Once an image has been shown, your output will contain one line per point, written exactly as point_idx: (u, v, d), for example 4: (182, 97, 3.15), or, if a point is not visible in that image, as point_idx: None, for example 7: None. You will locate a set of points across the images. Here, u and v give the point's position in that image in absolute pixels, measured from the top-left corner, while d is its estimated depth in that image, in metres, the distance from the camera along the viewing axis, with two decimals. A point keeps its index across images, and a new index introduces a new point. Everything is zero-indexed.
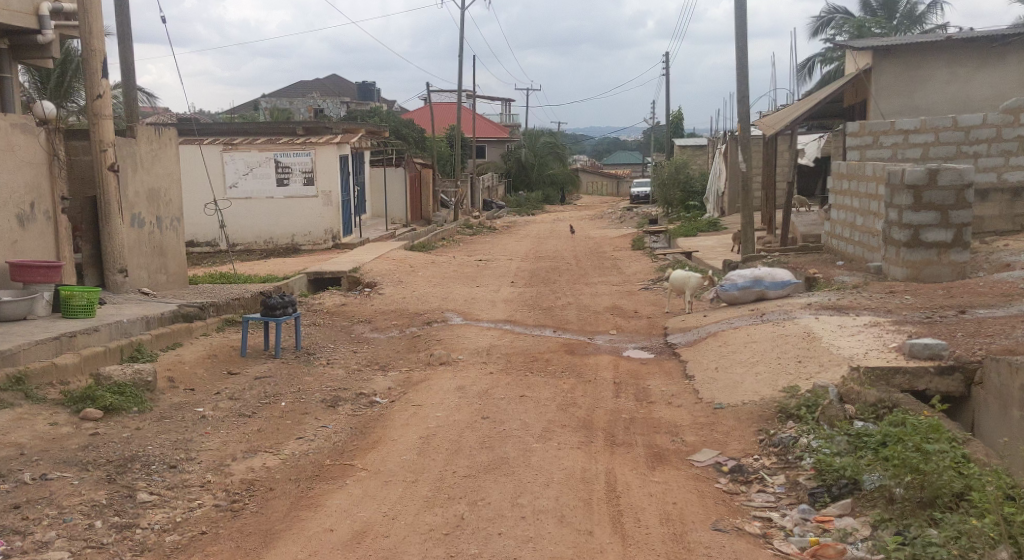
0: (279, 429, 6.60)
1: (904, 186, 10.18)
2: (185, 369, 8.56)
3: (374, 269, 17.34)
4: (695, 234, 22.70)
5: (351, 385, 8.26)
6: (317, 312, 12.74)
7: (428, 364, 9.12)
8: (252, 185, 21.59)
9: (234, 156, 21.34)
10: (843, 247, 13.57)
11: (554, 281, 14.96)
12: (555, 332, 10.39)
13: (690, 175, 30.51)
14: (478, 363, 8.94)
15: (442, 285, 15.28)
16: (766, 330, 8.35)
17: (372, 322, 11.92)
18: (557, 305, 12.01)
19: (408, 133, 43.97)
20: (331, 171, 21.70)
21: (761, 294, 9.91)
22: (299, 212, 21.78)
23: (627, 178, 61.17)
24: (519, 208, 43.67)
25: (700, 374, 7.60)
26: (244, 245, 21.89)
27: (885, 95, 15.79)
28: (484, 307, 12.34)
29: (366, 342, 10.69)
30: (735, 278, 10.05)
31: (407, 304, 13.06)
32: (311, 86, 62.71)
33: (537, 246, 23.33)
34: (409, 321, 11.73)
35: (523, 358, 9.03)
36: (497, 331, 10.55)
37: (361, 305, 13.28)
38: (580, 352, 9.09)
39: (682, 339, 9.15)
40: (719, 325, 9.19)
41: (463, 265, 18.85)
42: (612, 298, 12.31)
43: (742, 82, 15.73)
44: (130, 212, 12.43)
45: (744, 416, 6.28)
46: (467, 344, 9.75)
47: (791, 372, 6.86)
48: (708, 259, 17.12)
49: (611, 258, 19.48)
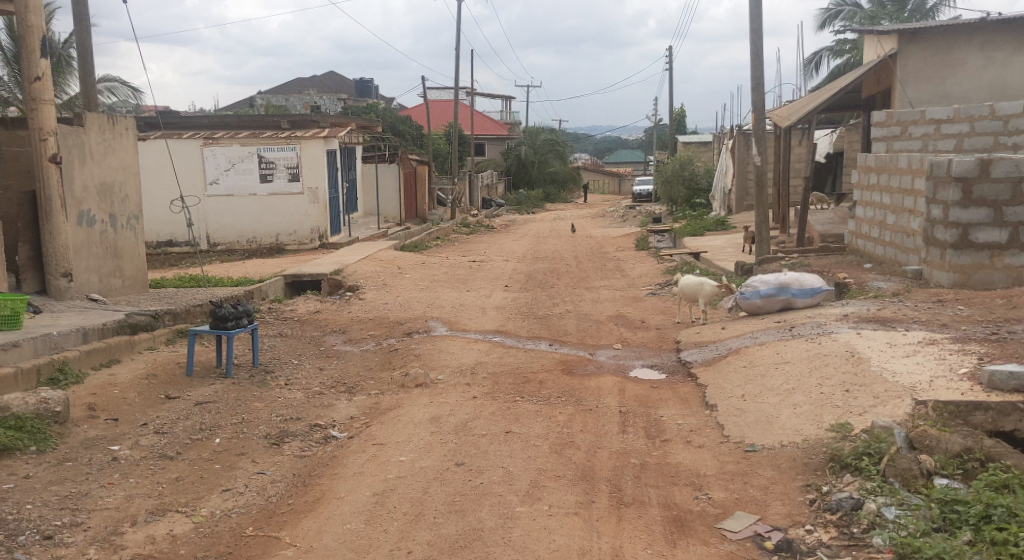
0: (203, 477, 5.32)
1: (951, 179, 8.89)
2: (113, 395, 7.25)
3: (358, 271, 16.03)
4: (702, 233, 21.39)
5: (306, 414, 6.95)
6: (287, 321, 11.42)
7: (401, 386, 7.81)
8: (233, 181, 20.28)
9: (215, 151, 20.05)
10: (871, 248, 12.27)
11: (551, 285, 13.65)
12: (552, 345, 9.09)
13: (695, 172, 29.15)
14: (460, 386, 7.63)
15: (429, 289, 13.97)
16: (799, 348, 7.05)
17: (346, 333, 10.61)
18: (555, 314, 10.67)
19: (406, 129, 42.67)
20: (318, 167, 20.23)
21: (788, 302, 8.62)
22: (283, 210, 20.46)
23: (628, 176, 59.81)
24: (519, 206, 42.33)
25: (724, 403, 6.30)
26: (225, 245, 20.62)
27: (913, 83, 14.49)
28: (472, 316, 11.02)
29: (337, 358, 9.38)
30: (758, 284, 8.72)
31: (387, 313, 11.73)
32: (307, 82, 61.41)
33: (535, 246, 22.00)
34: (388, 333, 10.41)
35: (512, 380, 7.72)
36: (485, 344, 9.24)
37: (337, 313, 11.97)
38: (580, 372, 7.78)
39: (698, 356, 7.84)
40: (742, 340, 7.88)
41: (455, 267, 17.52)
42: (616, 306, 10.99)
43: (757, 69, 14.41)
44: (77, 209, 11.11)
45: (784, 464, 4.98)
46: (448, 361, 8.44)
47: (839, 406, 5.56)
48: (720, 260, 15.80)
49: (614, 259, 18.15)
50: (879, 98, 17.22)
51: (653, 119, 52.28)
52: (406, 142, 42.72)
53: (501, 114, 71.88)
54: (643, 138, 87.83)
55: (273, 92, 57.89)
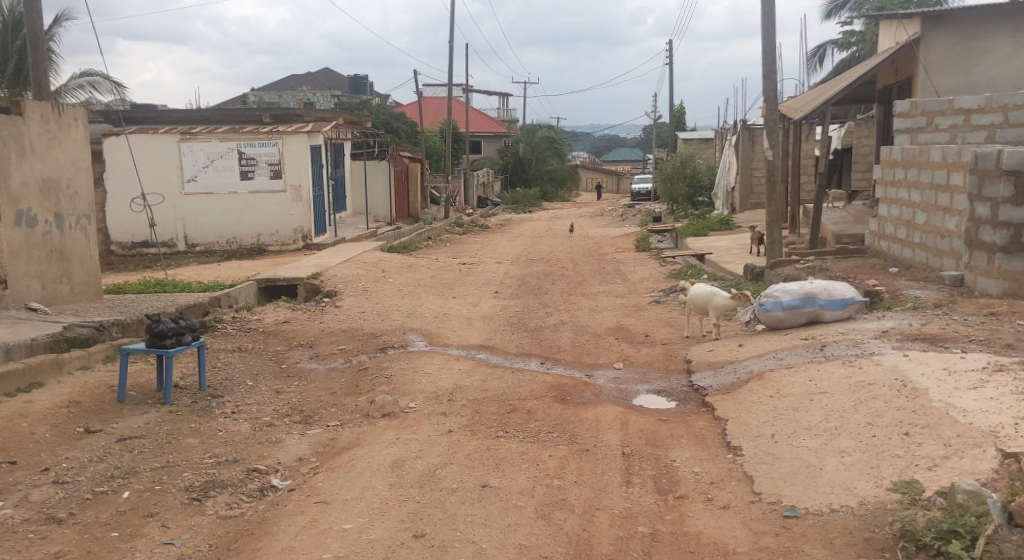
0: (92, 552, 4.20)
1: (1001, 172, 7.77)
2: (18, 429, 6.09)
3: (338, 275, 14.90)
4: (705, 233, 20.26)
5: (246, 455, 5.80)
6: (250, 333, 10.28)
7: (365, 416, 6.67)
8: (212, 179, 19.11)
9: (193, 147, 18.88)
10: (896, 250, 11.15)
11: (546, 291, 12.51)
12: (543, 365, 7.94)
13: (698, 170, 27.86)
14: (434, 417, 6.49)
15: (412, 296, 12.82)
16: (835, 374, 5.90)
17: (313, 347, 9.46)
18: (547, 325, 9.51)
19: (398, 127, 41.71)
20: (301, 163, 19.01)
21: (814, 315, 7.49)
22: (264, 209, 19.25)
23: (628, 174, 58.75)
24: (515, 205, 41.22)
25: (750, 444, 5.15)
26: (204, 246, 19.45)
27: (939, 70, 13.35)
28: (456, 327, 9.87)
29: (298, 379, 8.22)
30: (780, 294, 7.58)
31: (362, 323, 10.58)
32: (301, 79, 60.33)
33: (530, 247, 20.87)
34: (360, 348, 9.25)
35: (495, 409, 6.58)
36: (467, 363, 8.10)
37: (308, 323, 10.83)
38: (576, 399, 6.63)
39: (714, 380, 6.69)
40: (765, 361, 6.72)
41: (444, 270, 16.38)
42: (616, 316, 9.84)
43: (769, 55, 13.25)
44: (14, 207, 9.96)
45: (837, 541, 3.84)
46: (421, 385, 7.27)
47: (900, 457, 4.41)
48: (727, 263, 14.66)
49: (613, 262, 16.99)
50: (896, 89, 16.08)
51: (653, 117, 51.12)
52: (400, 138, 41.57)
53: (498, 111, 70.67)
54: (641, 136, 86.60)
55: (265, 89, 56.68)
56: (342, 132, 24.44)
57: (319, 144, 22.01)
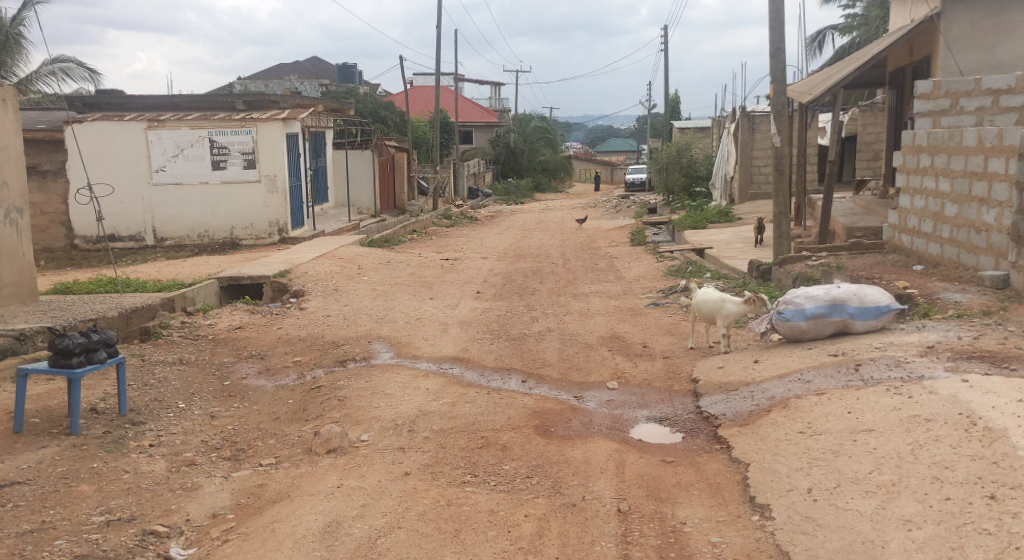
0: None
1: None
2: None
3: (309, 273, 13.74)
4: (704, 225, 19.16)
5: (147, 509, 4.65)
6: (197, 342, 9.12)
7: (306, 452, 5.53)
8: (182, 169, 17.76)
9: (161, 135, 17.52)
10: (920, 245, 10.05)
11: (533, 291, 11.38)
12: (525, 383, 6.80)
13: (694, 159, 26.83)
14: (389, 454, 5.35)
15: (387, 296, 11.65)
16: (881, 404, 4.76)
17: (264, 359, 8.31)
18: (531, 333, 8.38)
19: (387, 116, 40.48)
20: (276, 152, 17.72)
21: (843, 325, 6.37)
22: (238, 202, 17.96)
23: (621, 166, 57.56)
24: (507, 196, 40.03)
25: (781, 502, 4.02)
26: (174, 240, 18.13)
27: (963, 48, 12.18)
28: (429, 335, 8.72)
29: (239, 399, 7.06)
30: (802, 300, 6.46)
31: (325, 329, 9.42)
32: (290, 69, 59.04)
33: (519, 241, 19.73)
34: (317, 360, 8.10)
35: (464, 444, 5.44)
36: (436, 380, 6.96)
37: (266, 329, 9.69)
38: (561, 430, 5.51)
39: (727, 406, 5.56)
40: (789, 383, 5.57)
41: (424, 266, 15.22)
42: (609, 322, 8.70)
43: (777, 32, 12.10)
44: None
45: None
46: (378, 412, 6.11)
47: (989, 535, 3.30)
48: (730, 259, 13.53)
49: (608, 257, 15.87)
50: (910, 71, 14.94)
51: (648, 105, 49.88)
52: (388, 128, 40.35)
53: (490, 101, 69.31)
54: (636, 126, 85.35)
55: (252, 77, 55.37)
56: (321, 119, 23.19)
57: (296, 132, 20.74)
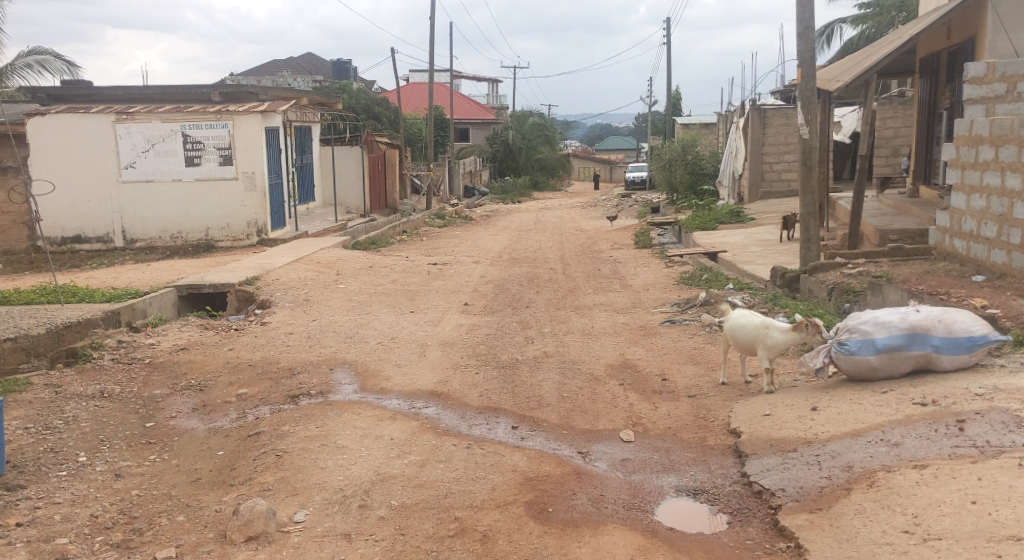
0: None
1: None
2: None
3: (280, 280, 12.30)
4: (713, 226, 17.73)
5: None
6: (130, 368, 7.67)
7: (220, 539, 4.11)
8: (153, 165, 15.73)
9: (131, 128, 15.57)
10: (979, 253, 8.65)
11: (529, 303, 9.95)
12: (516, 431, 5.37)
13: (700, 156, 25.37)
14: (328, 546, 3.94)
15: (362, 309, 10.20)
16: (1019, 490, 3.35)
17: (202, 393, 6.87)
18: (525, 360, 6.93)
19: (380, 112, 39.02)
20: (255, 148, 15.69)
21: (925, 361, 4.95)
22: (213, 200, 15.90)
23: (621, 164, 56.04)
24: (504, 195, 38.57)
25: None
26: (145, 242, 16.06)
27: (1017, 27, 10.78)
28: (403, 361, 7.27)
29: (158, 449, 5.62)
30: (871, 328, 5.04)
31: (282, 352, 7.97)
32: (281, 65, 57.60)
33: (514, 243, 18.28)
34: (266, 394, 6.64)
35: (432, 530, 4.02)
36: (405, 425, 5.54)
37: (216, 350, 8.25)
38: (561, 511, 4.10)
39: (786, 478, 4.14)
40: (867, 446, 4.15)
41: (410, 272, 13.78)
42: (618, 346, 7.27)
43: (804, 8, 10.69)
44: None
45: None
46: (323, 476, 4.67)
47: None
48: (749, 265, 12.11)
49: (611, 262, 14.44)
50: (945, 58, 13.57)
51: (649, 102, 48.36)
52: (381, 124, 38.89)
53: (487, 97, 67.74)
54: (636, 123, 83.79)
55: (244, 73, 53.85)
56: (307, 114, 21.70)
57: (277, 126, 19.22)
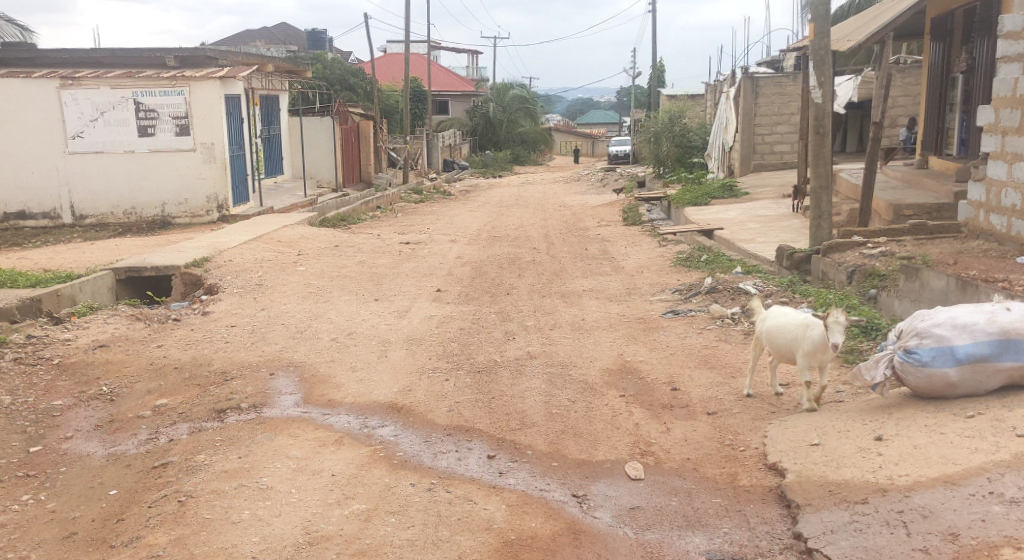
0: None
1: None
2: None
3: (233, 261, 11.03)
4: (706, 201, 16.58)
5: None
6: (33, 373, 6.38)
7: None
8: (103, 135, 14.14)
9: (77, 95, 13.92)
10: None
11: (509, 289, 8.77)
12: (494, 462, 4.21)
13: (688, 129, 24.16)
14: None
15: (319, 296, 8.98)
16: None
17: (112, 406, 5.63)
18: (504, 363, 5.76)
19: (356, 83, 37.39)
20: (214, 117, 14.13)
21: (1018, 375, 3.84)
22: (170, 173, 14.36)
23: (604, 137, 54.77)
24: (484, 169, 37.26)
25: None
26: (96, 218, 14.51)
27: None
28: (359, 363, 6.07)
29: (37, 488, 4.39)
30: (948, 333, 3.90)
31: (218, 351, 6.73)
32: (254, 35, 55.52)
33: (494, 220, 17.09)
34: (188, 408, 5.41)
35: None
36: (353, 453, 4.37)
37: (143, 349, 7.00)
38: None
39: (862, 549, 3.02)
40: (971, 503, 3.03)
41: (380, 252, 12.58)
42: (614, 344, 6.10)
43: None
44: None
45: None
46: (233, 537, 3.49)
47: None
48: (751, 244, 10.99)
49: (600, 240, 13.26)
50: (962, 16, 12.41)
51: (631, 74, 47.10)
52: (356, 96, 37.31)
53: (467, 70, 66.04)
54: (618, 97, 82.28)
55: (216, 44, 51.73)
56: (273, 81, 20.20)
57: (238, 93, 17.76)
